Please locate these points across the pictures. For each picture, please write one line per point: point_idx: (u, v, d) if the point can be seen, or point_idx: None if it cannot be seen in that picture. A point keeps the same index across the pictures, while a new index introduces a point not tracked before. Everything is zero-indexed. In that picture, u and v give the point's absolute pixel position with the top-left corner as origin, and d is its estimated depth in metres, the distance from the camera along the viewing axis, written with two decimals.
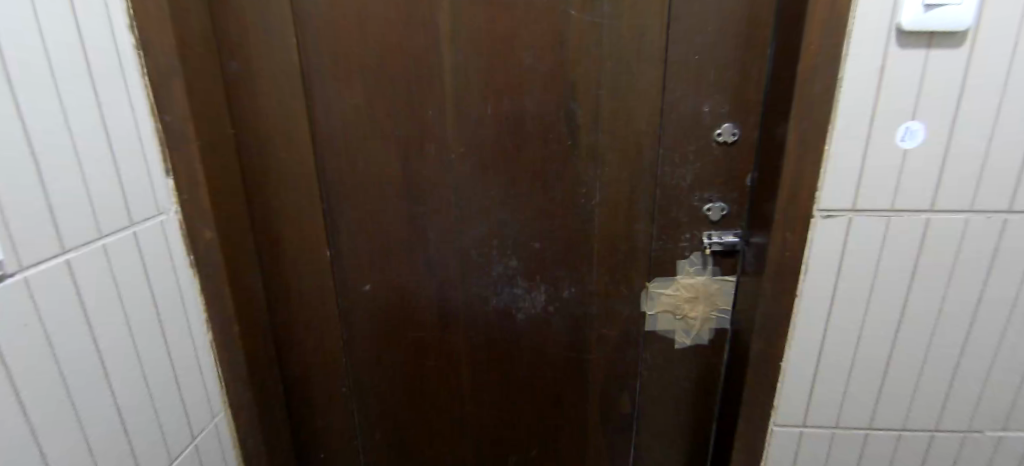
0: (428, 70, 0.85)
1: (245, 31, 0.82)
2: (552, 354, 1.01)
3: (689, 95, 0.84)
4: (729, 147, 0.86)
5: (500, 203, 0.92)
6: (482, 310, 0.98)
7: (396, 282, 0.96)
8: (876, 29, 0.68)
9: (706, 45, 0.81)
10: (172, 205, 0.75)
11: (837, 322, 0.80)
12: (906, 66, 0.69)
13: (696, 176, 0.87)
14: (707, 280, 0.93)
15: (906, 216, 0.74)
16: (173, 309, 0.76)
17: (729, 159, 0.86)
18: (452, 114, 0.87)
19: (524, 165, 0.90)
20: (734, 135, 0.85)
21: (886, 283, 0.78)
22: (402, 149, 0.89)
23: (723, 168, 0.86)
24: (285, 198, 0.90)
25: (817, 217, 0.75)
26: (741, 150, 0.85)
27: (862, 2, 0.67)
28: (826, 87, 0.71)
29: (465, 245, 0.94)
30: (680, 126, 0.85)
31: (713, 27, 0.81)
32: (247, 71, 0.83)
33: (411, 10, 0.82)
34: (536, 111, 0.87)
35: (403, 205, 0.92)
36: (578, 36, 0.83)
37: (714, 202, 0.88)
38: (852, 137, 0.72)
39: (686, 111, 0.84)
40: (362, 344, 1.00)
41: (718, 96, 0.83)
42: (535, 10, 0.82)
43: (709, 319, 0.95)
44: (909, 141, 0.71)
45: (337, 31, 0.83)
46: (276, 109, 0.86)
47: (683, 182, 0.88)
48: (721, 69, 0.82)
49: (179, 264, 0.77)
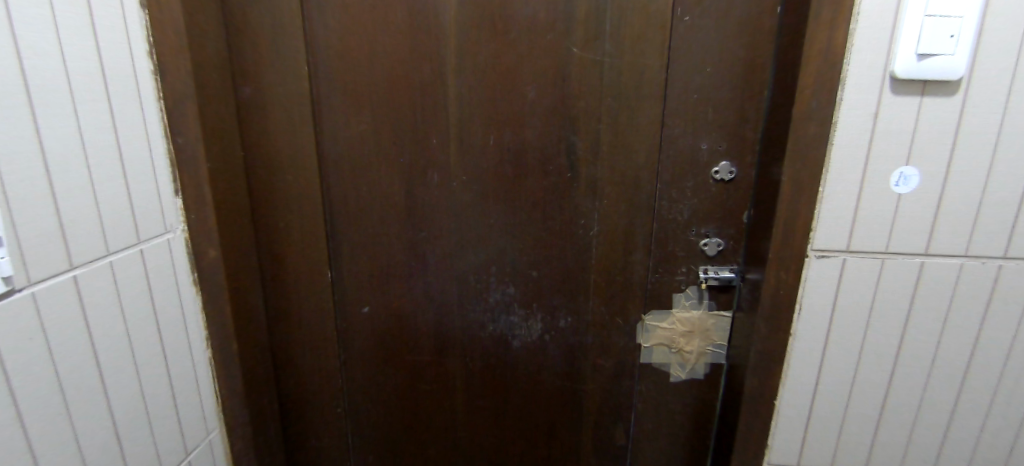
0: (433, 100, 0.88)
1: (259, 59, 0.84)
2: (547, 383, 1.01)
3: (687, 133, 0.85)
4: (726, 185, 0.87)
5: (500, 231, 0.93)
6: (478, 337, 0.99)
7: (395, 304, 0.97)
8: (869, 75, 0.69)
9: (705, 84, 0.83)
10: (179, 224, 0.77)
11: (832, 361, 0.80)
12: (900, 112, 0.70)
13: (692, 211, 0.88)
14: (703, 314, 0.93)
15: (901, 260, 0.75)
16: (175, 325, 0.78)
17: (726, 196, 0.87)
18: (454, 143, 0.89)
19: (525, 195, 0.91)
20: (732, 173, 0.86)
21: (881, 324, 0.78)
22: (404, 176, 0.91)
23: (720, 204, 0.87)
24: (290, 218, 0.92)
25: (811, 257, 0.76)
26: (737, 188, 0.86)
27: (857, 49, 0.69)
28: (821, 130, 0.72)
29: (464, 271, 0.95)
30: (678, 162, 0.87)
31: (711, 67, 0.83)
32: (258, 97, 0.86)
33: (419, 43, 0.85)
34: (538, 143, 0.89)
35: (404, 229, 0.94)
36: (580, 73, 0.85)
37: (711, 238, 0.89)
38: (846, 179, 0.73)
39: (685, 147, 0.86)
40: (358, 365, 1.01)
41: (716, 134, 0.85)
42: (537, 48, 0.85)
43: (705, 353, 0.95)
44: (903, 186, 0.72)
45: (347, 61, 0.86)
46: (285, 134, 0.88)
47: (680, 217, 0.89)
48: (719, 109, 0.84)
49: (183, 280, 0.78)
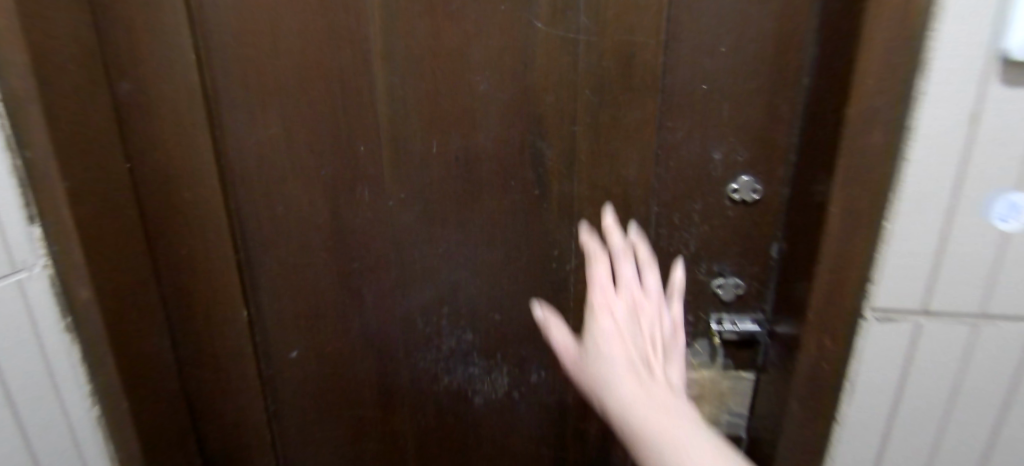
0: (359, 95, 0.66)
1: (135, 40, 0.63)
2: (518, 446, 0.82)
3: (693, 137, 0.62)
4: (747, 207, 0.63)
5: (454, 262, 0.73)
6: (431, 391, 0.80)
7: (329, 349, 0.79)
8: (971, 57, 0.44)
9: (719, 71, 0.60)
10: (38, 258, 0.55)
11: (892, 453, 0.59)
12: (1015, 115, 0.46)
13: (701, 242, 0.66)
14: (716, 374, 0.70)
15: (1001, 325, 0.52)
16: (33, 396, 0.57)
17: (748, 223, 0.64)
18: (389, 150, 0.68)
19: (482, 219, 0.70)
20: (755, 192, 0.62)
21: (964, 410, 0.56)
22: (329, 192, 0.70)
23: (739, 232, 0.65)
24: (194, 245, 0.72)
25: (868, 322, 0.54)
26: (762, 211, 0.63)
27: (951, 18, 0.44)
28: (890, 144, 0.48)
29: (410, 312, 0.75)
30: (682, 177, 0.64)
31: (728, 45, 0.59)
32: (139, 92, 0.65)
33: (334, 16, 0.62)
34: (495, 150, 0.67)
35: (334, 259, 0.74)
36: (547, 56, 0.63)
37: (726, 278, 0.66)
38: (924, 215, 0.49)
39: (691, 156, 0.63)
40: (291, 417, 0.83)
41: (734, 138, 0.62)
42: (490, 23, 0.62)
43: (717, 422, 0.73)
44: (1011, 222, 0.49)
45: (244, 44, 0.64)
46: (172, 140, 0.67)
47: (685, 249, 0.66)
48: (737, 104, 0.60)
49: (48, 333, 0.57)
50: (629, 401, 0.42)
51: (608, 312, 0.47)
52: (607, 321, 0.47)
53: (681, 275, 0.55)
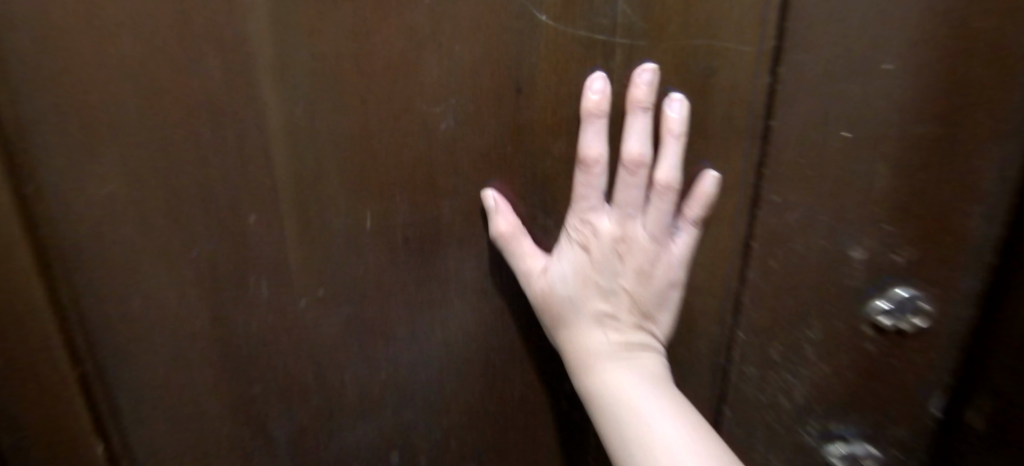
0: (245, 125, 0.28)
1: None
2: None
3: (815, 224, 0.34)
4: (901, 343, 0.35)
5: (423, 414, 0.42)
6: None
7: None
8: None
9: (879, 107, 0.31)
10: None
11: None
12: None
13: (814, 392, 0.38)
14: None
15: None
16: None
17: (901, 366, 0.36)
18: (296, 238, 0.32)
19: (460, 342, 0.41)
20: (922, 316, 0.34)
21: None
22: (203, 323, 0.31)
23: (884, 382, 0.37)
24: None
25: None
26: (928, 351, 0.35)
27: None
28: None
29: None
30: (789, 289, 0.36)
31: (900, 56, 0.30)
32: None
33: None
34: (468, 239, 0.38)
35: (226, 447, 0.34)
36: (557, 74, 0.34)
37: (852, 443, 0.38)
38: None
39: (809, 255, 0.35)
40: None
41: (891, 228, 0.33)
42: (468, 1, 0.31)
43: None
44: None
45: None
46: None
47: (784, 401, 0.39)
48: (903, 169, 0.31)
49: None
50: (603, 398, 0.35)
51: (585, 246, 0.35)
52: (574, 269, 0.36)
53: (703, 187, 0.34)
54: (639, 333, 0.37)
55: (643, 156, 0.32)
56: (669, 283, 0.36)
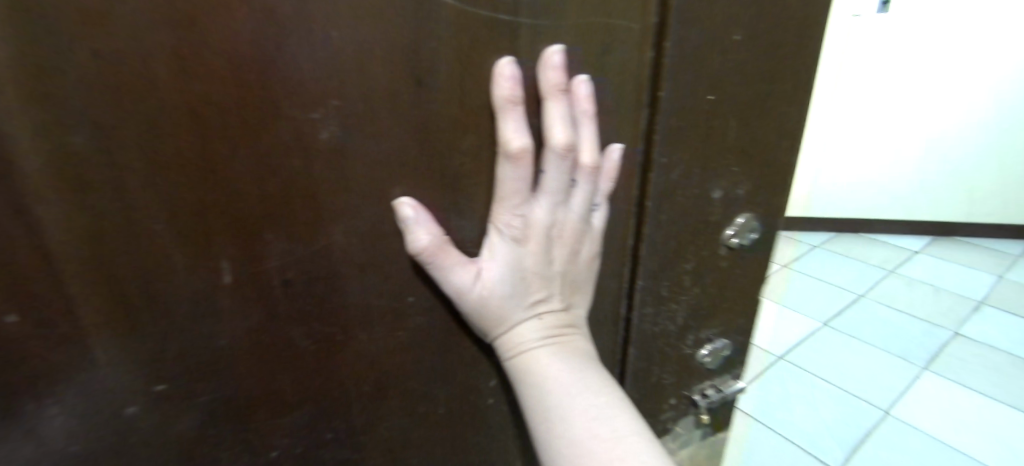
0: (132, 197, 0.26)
1: None
2: None
3: (693, 175, 0.38)
4: (742, 256, 0.44)
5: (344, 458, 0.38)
6: None
7: None
8: None
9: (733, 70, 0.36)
10: None
11: None
12: None
13: (692, 313, 0.45)
14: (695, 450, 0.55)
15: None
16: None
17: (743, 272, 0.45)
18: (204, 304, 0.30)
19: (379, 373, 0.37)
20: (755, 233, 0.43)
21: None
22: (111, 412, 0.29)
23: (733, 289, 0.46)
24: None
25: None
26: (757, 257, 0.45)
27: None
28: None
29: None
30: (676, 236, 0.40)
31: (746, 28, 0.35)
32: None
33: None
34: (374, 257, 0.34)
35: None
36: (460, 61, 0.30)
37: (715, 342, 0.48)
38: None
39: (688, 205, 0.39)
40: None
41: (739, 170, 0.40)
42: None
43: None
44: None
45: None
46: None
47: (672, 328, 0.45)
48: (746, 120, 0.38)
49: None
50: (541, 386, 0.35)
51: (518, 239, 0.34)
52: (506, 264, 0.34)
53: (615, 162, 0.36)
54: (569, 313, 0.38)
55: (570, 140, 0.32)
56: (591, 258, 0.37)
